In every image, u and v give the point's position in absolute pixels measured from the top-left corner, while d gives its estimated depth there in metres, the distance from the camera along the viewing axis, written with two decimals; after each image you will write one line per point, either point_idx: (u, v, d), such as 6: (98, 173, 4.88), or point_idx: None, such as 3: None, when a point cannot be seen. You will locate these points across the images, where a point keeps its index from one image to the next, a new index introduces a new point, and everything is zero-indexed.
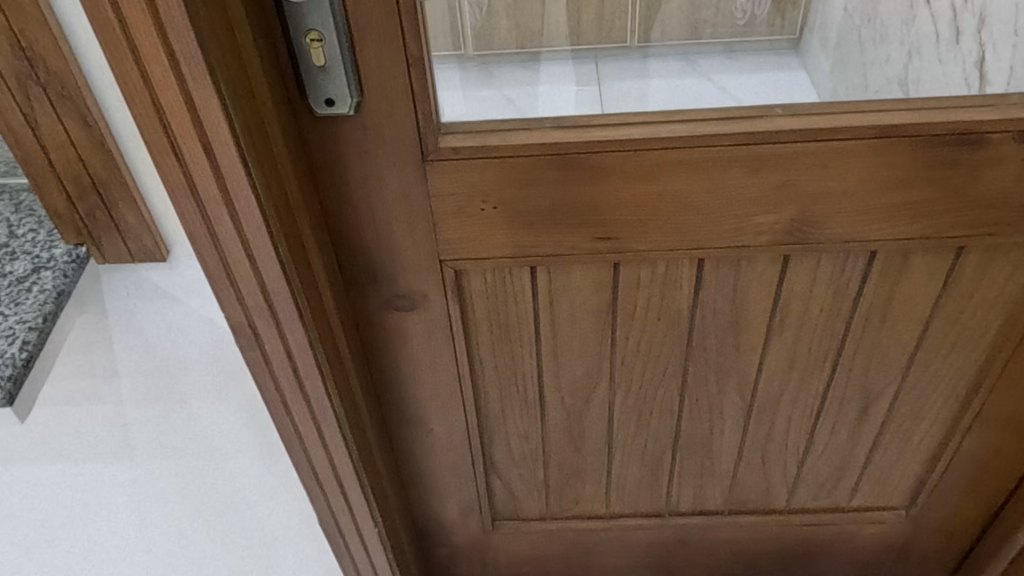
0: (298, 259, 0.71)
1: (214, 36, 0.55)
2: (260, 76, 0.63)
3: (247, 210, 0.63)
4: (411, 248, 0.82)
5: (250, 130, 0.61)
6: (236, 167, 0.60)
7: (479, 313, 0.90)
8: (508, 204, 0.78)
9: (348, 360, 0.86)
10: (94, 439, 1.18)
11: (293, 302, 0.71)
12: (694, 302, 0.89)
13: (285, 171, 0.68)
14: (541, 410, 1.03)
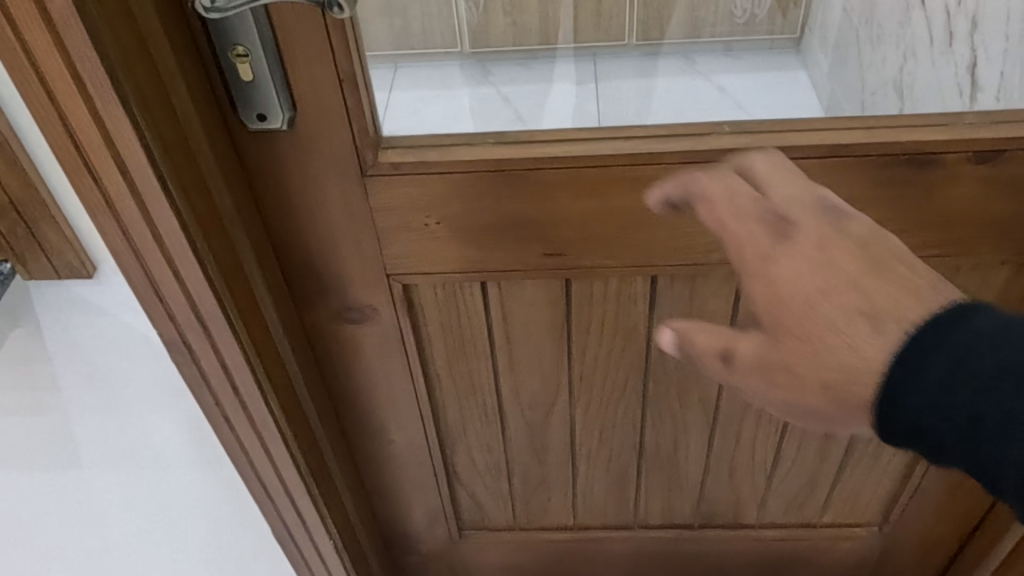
0: (228, 271, 0.70)
1: (121, 50, 0.54)
2: (182, 91, 0.62)
3: (166, 224, 0.63)
4: (356, 260, 0.81)
5: (168, 147, 0.60)
6: (149, 178, 0.60)
7: (431, 325, 0.89)
8: (452, 219, 0.77)
9: (294, 372, 0.85)
10: (45, 453, 1.34)
11: (220, 314, 0.70)
12: (651, 319, 0.87)
13: (215, 183, 0.68)
14: (501, 422, 1.02)
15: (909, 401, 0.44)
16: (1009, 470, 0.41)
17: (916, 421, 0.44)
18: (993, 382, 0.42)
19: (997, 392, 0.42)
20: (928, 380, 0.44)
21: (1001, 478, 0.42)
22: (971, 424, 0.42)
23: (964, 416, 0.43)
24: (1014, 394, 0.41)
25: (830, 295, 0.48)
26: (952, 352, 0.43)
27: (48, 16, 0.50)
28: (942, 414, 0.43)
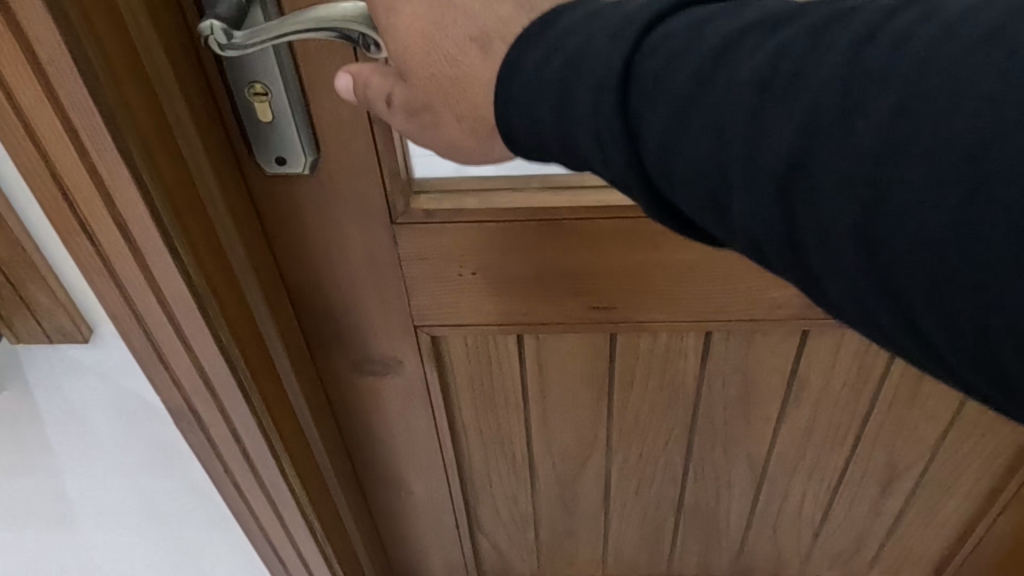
0: (240, 328, 0.63)
1: (120, 90, 0.46)
2: (192, 135, 0.54)
3: (169, 282, 0.55)
4: (381, 311, 0.73)
5: (176, 199, 0.53)
6: (148, 229, 0.52)
7: (459, 377, 0.81)
8: (490, 270, 0.69)
9: (309, 429, 0.77)
10: (37, 509, 1.28)
11: (229, 374, 0.63)
12: (701, 373, 0.80)
13: (225, 230, 0.60)
14: (530, 475, 0.94)
15: (503, 87, 0.41)
16: (586, 126, 0.38)
17: (514, 108, 0.41)
18: (564, 46, 0.39)
19: (565, 52, 0.38)
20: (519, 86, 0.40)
21: (582, 138, 0.39)
22: (550, 92, 0.39)
23: (542, 85, 0.39)
24: (574, 46, 0.38)
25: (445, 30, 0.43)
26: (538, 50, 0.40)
27: (37, 60, 0.43)
28: (531, 97, 0.40)
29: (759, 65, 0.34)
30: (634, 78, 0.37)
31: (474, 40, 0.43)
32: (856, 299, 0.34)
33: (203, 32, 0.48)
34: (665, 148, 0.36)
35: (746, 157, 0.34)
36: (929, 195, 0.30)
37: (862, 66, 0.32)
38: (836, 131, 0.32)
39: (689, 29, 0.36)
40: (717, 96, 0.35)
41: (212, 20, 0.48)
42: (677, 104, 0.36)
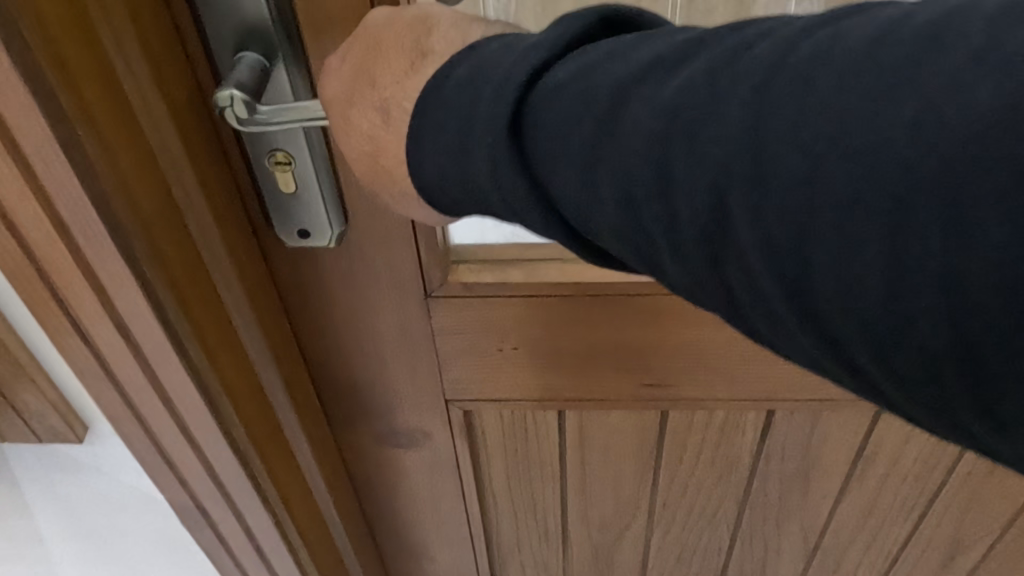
0: (253, 419, 0.55)
1: (118, 176, 0.39)
2: (205, 212, 0.46)
3: (173, 379, 0.48)
4: (409, 385, 0.66)
5: (182, 286, 0.45)
6: (150, 326, 0.45)
7: (492, 449, 0.74)
8: (533, 345, 0.62)
9: (328, 510, 0.70)
10: None
11: (240, 469, 0.56)
12: (759, 448, 0.72)
13: (243, 312, 0.52)
14: (562, 544, 0.86)
15: (415, 142, 0.36)
16: (486, 185, 0.34)
17: (420, 165, 0.37)
18: (455, 100, 0.35)
19: (456, 109, 0.35)
20: (429, 138, 0.36)
21: (483, 193, 0.35)
22: (448, 139, 0.35)
23: (437, 131, 0.35)
24: (462, 91, 0.35)
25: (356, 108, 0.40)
26: (445, 103, 0.35)
27: (18, 152, 0.36)
28: (442, 151, 0.35)
29: (665, 124, 0.29)
30: (530, 134, 0.33)
31: (380, 110, 0.39)
32: (844, 378, 0.28)
33: (220, 102, 0.41)
34: (588, 210, 0.32)
35: (680, 227, 0.29)
36: (898, 264, 0.24)
37: (775, 113, 0.26)
38: (764, 192, 0.26)
39: (580, 76, 0.32)
40: (619, 150, 0.30)
41: (231, 89, 0.41)
42: (587, 163, 0.31)
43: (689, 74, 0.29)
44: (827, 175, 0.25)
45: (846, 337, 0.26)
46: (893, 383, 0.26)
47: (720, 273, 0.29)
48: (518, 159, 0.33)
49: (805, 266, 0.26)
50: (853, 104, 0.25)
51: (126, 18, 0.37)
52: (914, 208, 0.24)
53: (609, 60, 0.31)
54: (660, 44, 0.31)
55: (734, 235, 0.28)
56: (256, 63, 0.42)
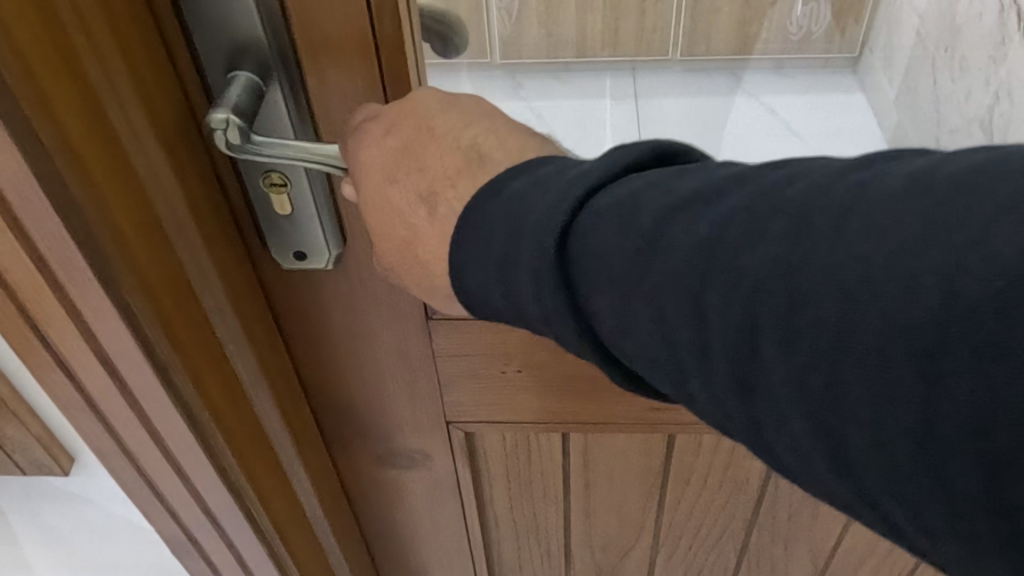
0: (248, 450, 0.54)
1: (105, 214, 0.37)
2: (197, 240, 0.44)
3: (154, 406, 0.47)
4: (409, 408, 0.63)
5: (174, 319, 0.44)
6: (137, 361, 0.43)
7: (494, 471, 0.71)
8: (539, 369, 0.60)
9: (323, 527, 0.68)
10: None
11: (231, 497, 0.55)
12: (769, 472, 0.70)
13: (240, 345, 0.50)
14: (564, 565, 0.84)
15: (457, 252, 0.36)
16: (531, 308, 0.34)
17: (463, 272, 0.36)
18: (501, 218, 0.35)
19: (502, 228, 0.34)
20: (473, 250, 0.36)
21: (526, 314, 0.35)
22: (494, 259, 0.34)
23: (483, 250, 0.35)
24: (507, 210, 0.35)
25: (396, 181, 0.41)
26: (492, 223, 0.35)
27: None
28: (485, 266, 0.35)
29: (705, 258, 0.29)
30: (575, 257, 0.32)
31: (424, 202, 0.40)
32: (868, 516, 0.29)
33: (212, 125, 0.39)
34: (627, 337, 0.32)
35: (716, 361, 0.29)
36: (934, 429, 0.25)
37: (816, 257, 0.27)
38: (803, 340, 0.27)
39: (625, 202, 0.32)
40: (661, 280, 0.30)
41: (230, 113, 0.39)
42: (630, 292, 0.31)
43: (731, 211, 0.30)
44: (867, 334, 0.26)
45: (881, 482, 0.27)
46: (923, 531, 0.27)
47: (750, 407, 0.29)
48: (564, 287, 0.33)
49: (848, 419, 0.27)
50: (900, 266, 0.25)
51: (111, 44, 0.35)
52: (958, 365, 0.24)
53: (654, 190, 0.32)
54: (702, 177, 0.31)
55: (771, 376, 0.28)
56: (252, 84, 0.40)
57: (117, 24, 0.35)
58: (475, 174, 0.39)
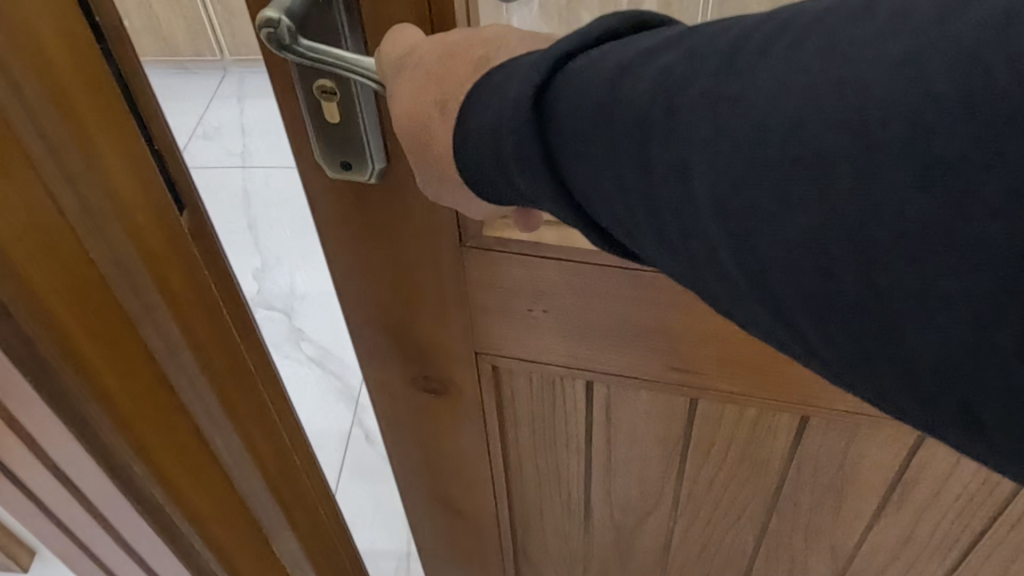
0: (205, 505, 0.53)
1: (26, 283, 0.36)
2: (150, 302, 0.43)
3: (74, 465, 0.45)
4: (439, 332, 0.66)
5: (110, 385, 0.42)
6: (52, 422, 0.42)
7: (519, 411, 0.74)
8: (564, 311, 0.61)
9: (288, 558, 0.68)
10: None
11: (171, 548, 0.54)
12: (792, 456, 0.70)
13: (208, 407, 0.50)
14: (584, 519, 0.86)
15: (462, 117, 0.40)
16: (513, 162, 0.38)
17: (463, 140, 0.40)
18: (498, 90, 0.39)
19: (498, 94, 0.38)
20: (475, 121, 0.39)
21: (508, 170, 0.39)
22: (490, 122, 0.38)
23: (482, 112, 0.39)
24: (501, 84, 0.39)
25: (416, 108, 0.42)
26: (490, 97, 0.39)
27: None
28: (483, 134, 0.39)
29: (653, 99, 0.34)
30: (551, 107, 0.37)
31: (438, 104, 0.41)
32: (784, 338, 0.33)
33: (264, 23, 0.43)
34: (592, 181, 0.36)
35: (659, 190, 0.34)
36: (827, 238, 0.29)
37: (738, 91, 0.32)
38: (726, 167, 0.31)
39: (594, 60, 0.37)
40: (622, 121, 0.35)
41: (282, 15, 0.43)
42: (596, 135, 0.36)
43: (673, 58, 0.34)
44: (775, 153, 0.30)
45: (793, 295, 0.31)
46: (827, 344, 0.31)
47: (686, 234, 0.34)
48: (539, 136, 0.37)
49: (770, 238, 0.31)
50: (798, 94, 0.30)
51: (64, 130, 0.35)
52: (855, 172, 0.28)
53: (617, 49, 0.37)
54: (652, 38, 0.37)
55: (701, 205, 0.33)
56: None
57: (69, 96, 0.35)
58: (481, 94, 0.39)
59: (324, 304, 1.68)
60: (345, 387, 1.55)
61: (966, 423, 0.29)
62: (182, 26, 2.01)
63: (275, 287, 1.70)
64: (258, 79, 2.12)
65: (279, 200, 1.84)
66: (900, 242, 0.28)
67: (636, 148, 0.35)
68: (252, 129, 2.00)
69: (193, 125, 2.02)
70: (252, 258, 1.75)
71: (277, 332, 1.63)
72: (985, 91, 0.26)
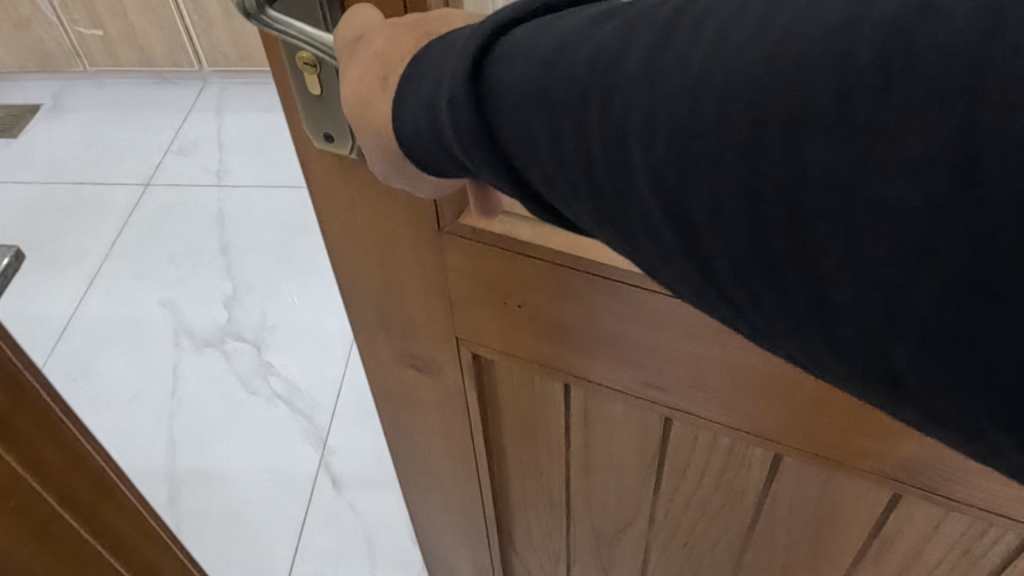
0: None
1: None
2: None
3: None
4: (422, 313, 0.67)
5: None
6: None
7: (503, 399, 0.74)
8: (539, 308, 0.60)
9: None
10: None
11: None
12: (767, 491, 0.67)
13: None
14: (566, 519, 0.86)
15: (403, 89, 0.40)
16: (448, 133, 0.37)
17: (403, 111, 0.40)
18: (437, 63, 0.38)
19: (436, 66, 0.38)
20: (417, 92, 0.38)
21: (445, 143, 0.38)
22: (427, 96, 0.38)
23: (421, 85, 0.38)
24: (441, 56, 0.38)
25: (363, 85, 0.42)
26: (432, 71, 0.38)
27: None
28: (421, 107, 0.38)
29: (589, 70, 0.33)
30: (488, 77, 0.36)
31: (381, 80, 0.41)
32: (719, 306, 0.32)
33: None
34: (529, 155, 0.35)
35: (596, 164, 0.33)
36: (761, 207, 0.28)
37: (662, 74, 0.30)
38: (660, 135, 0.30)
39: (536, 30, 0.36)
40: (557, 92, 0.34)
41: None
42: (532, 107, 0.34)
43: (610, 30, 0.33)
44: (707, 127, 0.29)
45: (727, 263, 0.30)
46: (758, 305, 0.30)
47: (623, 207, 0.33)
48: (473, 107, 0.36)
49: (705, 207, 0.30)
50: (721, 74, 0.29)
51: None
52: (772, 155, 0.27)
53: (559, 20, 0.36)
54: (593, 10, 0.35)
55: (636, 178, 0.32)
56: None
57: None
58: (416, 74, 0.39)
59: (295, 336, 1.71)
60: (312, 427, 1.58)
61: (898, 394, 0.28)
62: (159, 39, 2.10)
63: (246, 317, 1.75)
64: (237, 92, 2.21)
65: (243, 223, 1.92)
66: (829, 216, 0.26)
67: (572, 120, 0.33)
68: (231, 144, 2.08)
69: (168, 141, 2.10)
70: (224, 285, 1.80)
71: (247, 365, 1.67)
72: (904, 76, 0.25)
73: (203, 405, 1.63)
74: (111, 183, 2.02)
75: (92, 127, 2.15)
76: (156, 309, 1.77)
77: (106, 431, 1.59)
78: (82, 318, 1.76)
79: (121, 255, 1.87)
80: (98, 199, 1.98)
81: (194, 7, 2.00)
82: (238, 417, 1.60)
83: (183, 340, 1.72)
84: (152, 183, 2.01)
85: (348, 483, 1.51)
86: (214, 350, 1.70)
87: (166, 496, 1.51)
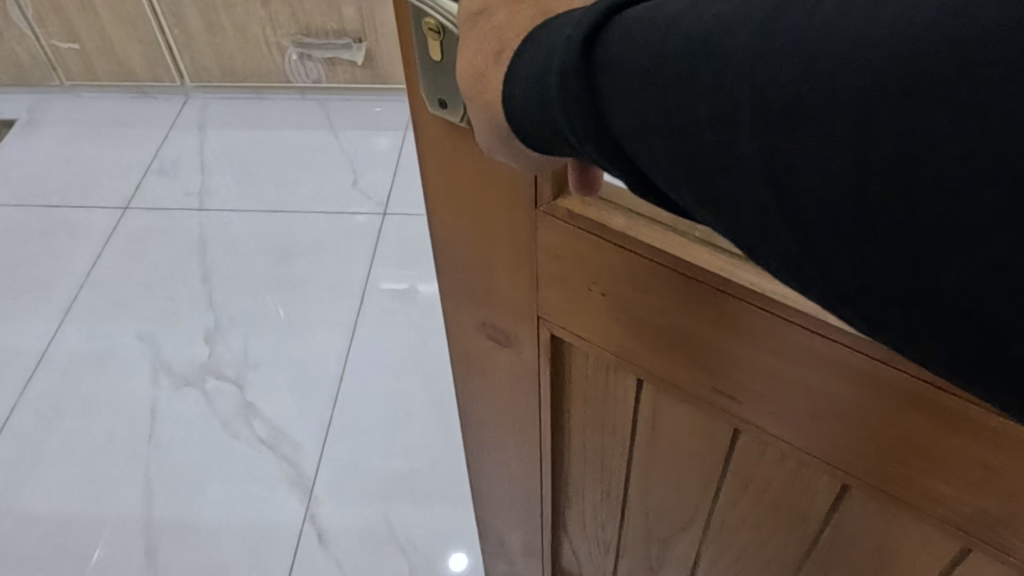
0: None
1: None
2: None
3: None
4: (508, 288, 0.68)
5: None
6: None
7: (576, 384, 0.75)
8: (621, 298, 0.60)
9: None
10: None
11: None
12: (828, 521, 0.65)
13: None
14: (619, 512, 0.86)
15: (517, 61, 0.41)
16: (557, 106, 0.38)
17: (515, 84, 0.41)
18: (550, 38, 0.39)
19: (551, 39, 0.38)
20: (531, 64, 0.39)
21: (553, 115, 0.39)
22: (539, 69, 0.39)
23: (533, 58, 0.39)
24: (556, 29, 0.39)
25: (481, 54, 0.43)
26: (545, 45, 0.39)
27: None
28: (533, 80, 0.39)
29: (705, 41, 0.33)
30: (602, 47, 0.36)
31: (496, 52, 0.42)
32: (820, 293, 0.32)
33: None
34: (634, 131, 0.36)
35: (700, 147, 0.33)
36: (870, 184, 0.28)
37: (777, 54, 0.31)
38: (771, 114, 0.30)
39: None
40: (671, 63, 0.34)
41: None
42: (642, 80, 0.35)
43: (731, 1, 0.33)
44: (824, 103, 0.29)
45: (833, 249, 0.30)
46: (861, 291, 0.30)
47: (725, 190, 0.33)
48: (587, 79, 0.37)
49: (811, 189, 0.30)
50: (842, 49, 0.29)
51: None
52: (890, 132, 0.28)
53: None
54: None
55: (742, 159, 0.32)
56: None
57: None
58: (534, 43, 0.40)
59: (277, 366, 1.74)
60: (296, 475, 1.59)
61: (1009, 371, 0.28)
62: (138, 53, 2.11)
63: (228, 355, 1.77)
64: (219, 108, 2.26)
65: (227, 248, 1.95)
66: (939, 198, 0.27)
67: (683, 95, 0.34)
68: (211, 165, 2.13)
69: (149, 159, 2.16)
70: (206, 318, 1.83)
71: (229, 406, 1.69)
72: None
73: (180, 447, 1.65)
74: (88, 207, 2.06)
75: (65, 143, 2.20)
76: (132, 342, 1.80)
77: (66, 476, 1.61)
78: (56, 352, 1.79)
79: (100, 286, 1.90)
80: (77, 224, 2.02)
81: (178, 22, 2.00)
82: (216, 465, 1.62)
83: (161, 377, 1.74)
84: (132, 208, 2.05)
85: (336, 537, 1.52)
86: (194, 389, 1.72)
87: (143, 547, 1.52)
